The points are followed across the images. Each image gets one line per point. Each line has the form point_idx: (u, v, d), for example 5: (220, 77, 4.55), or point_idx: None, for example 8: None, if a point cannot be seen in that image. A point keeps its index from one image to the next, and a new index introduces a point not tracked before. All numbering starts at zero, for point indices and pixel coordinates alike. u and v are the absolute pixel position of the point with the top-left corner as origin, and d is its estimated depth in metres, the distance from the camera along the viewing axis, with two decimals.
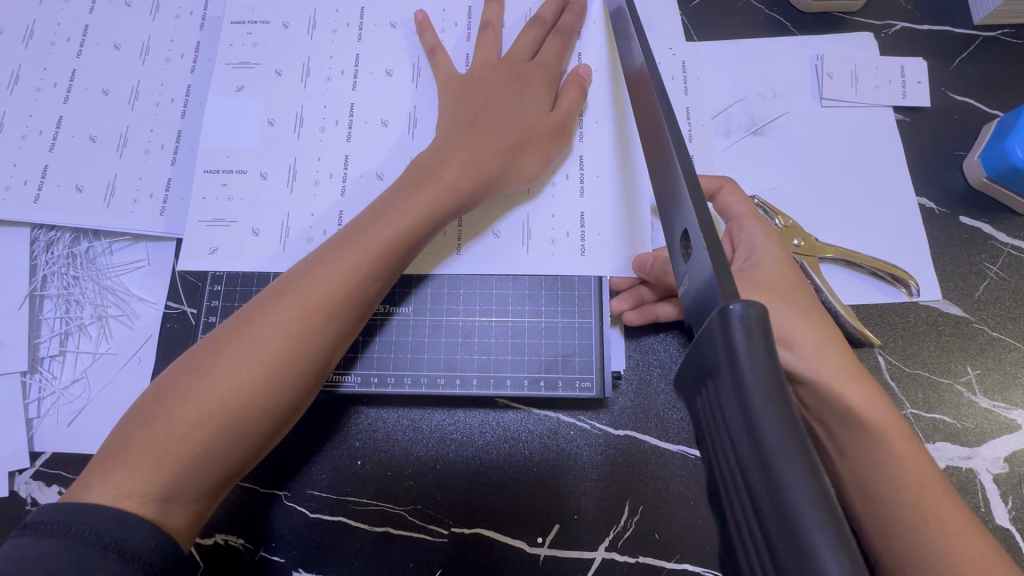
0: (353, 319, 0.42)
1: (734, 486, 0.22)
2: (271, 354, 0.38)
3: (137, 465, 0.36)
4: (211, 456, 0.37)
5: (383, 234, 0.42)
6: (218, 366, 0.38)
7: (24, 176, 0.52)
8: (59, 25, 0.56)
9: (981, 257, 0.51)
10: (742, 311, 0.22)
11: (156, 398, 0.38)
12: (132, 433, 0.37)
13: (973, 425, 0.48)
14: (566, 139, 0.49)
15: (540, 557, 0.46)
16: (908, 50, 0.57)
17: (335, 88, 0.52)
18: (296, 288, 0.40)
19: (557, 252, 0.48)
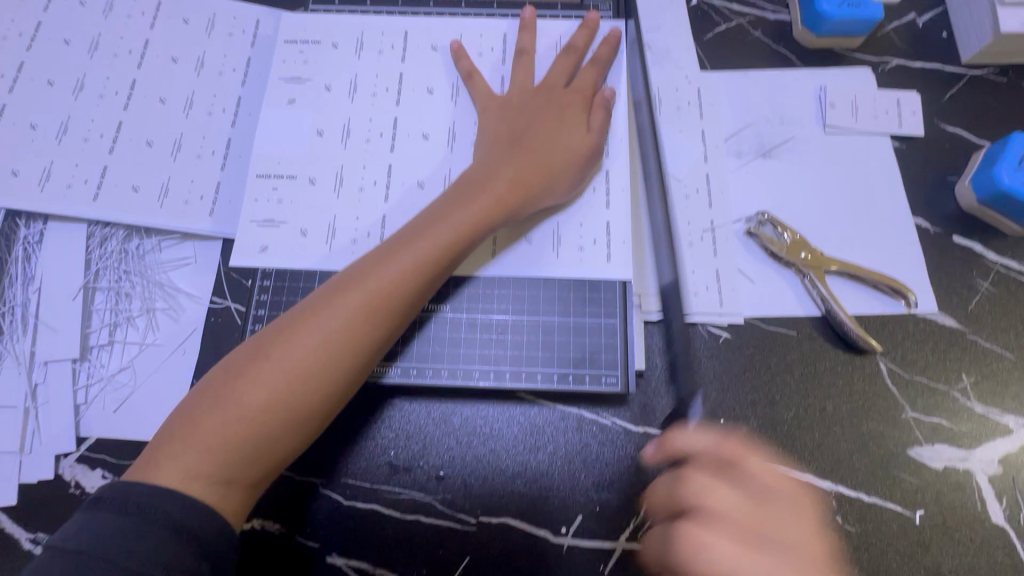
0: (405, 316, 0.45)
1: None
2: (332, 347, 0.41)
3: (200, 448, 0.38)
4: (273, 440, 0.40)
5: (435, 241, 0.46)
6: (278, 355, 0.41)
7: (84, 175, 0.55)
8: (121, 38, 0.60)
9: (973, 273, 0.56)
10: None
11: (219, 385, 0.40)
12: (196, 417, 0.39)
13: (969, 428, 0.51)
14: (598, 159, 0.53)
15: (564, 546, 0.49)
16: (902, 84, 0.62)
17: (380, 103, 0.56)
18: (354, 286, 0.43)
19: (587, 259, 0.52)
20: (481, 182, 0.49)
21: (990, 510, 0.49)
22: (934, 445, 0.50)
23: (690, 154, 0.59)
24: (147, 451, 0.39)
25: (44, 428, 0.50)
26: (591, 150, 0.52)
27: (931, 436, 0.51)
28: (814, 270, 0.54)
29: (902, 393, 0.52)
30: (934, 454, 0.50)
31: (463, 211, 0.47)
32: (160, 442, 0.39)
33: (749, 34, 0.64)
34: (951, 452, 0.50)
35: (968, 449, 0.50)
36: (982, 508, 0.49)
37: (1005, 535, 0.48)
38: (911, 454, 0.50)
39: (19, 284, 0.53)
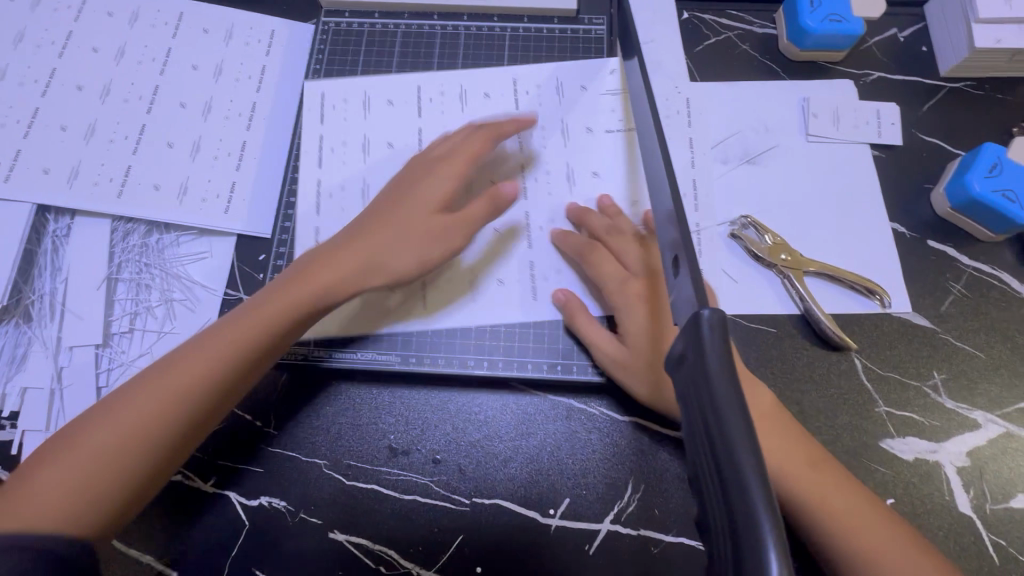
0: (322, 309, 0.51)
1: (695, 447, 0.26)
2: (244, 337, 0.47)
3: (118, 430, 0.43)
4: (164, 435, 0.43)
5: (351, 256, 0.51)
6: (202, 353, 0.46)
7: (109, 174, 0.59)
8: (145, 47, 0.64)
9: (946, 276, 0.58)
10: (708, 316, 0.28)
11: (156, 371, 0.45)
12: (132, 395, 0.44)
13: (939, 422, 0.54)
14: (561, 197, 0.58)
15: (551, 527, 0.52)
16: (882, 95, 0.66)
17: (392, 127, 0.62)
18: (289, 293, 0.49)
19: (571, 275, 0.58)
20: (409, 200, 0.54)
21: (957, 500, 0.51)
22: (905, 438, 0.53)
23: (679, 161, 0.62)
24: (85, 416, 0.44)
25: (68, 409, 0.54)
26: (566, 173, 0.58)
27: (903, 429, 0.53)
28: (793, 270, 0.57)
29: (876, 388, 0.55)
30: (905, 446, 0.53)
31: (381, 226, 0.53)
32: (95, 411, 0.44)
33: (736, 48, 0.68)
34: (922, 444, 0.53)
35: (937, 442, 0.53)
36: (949, 498, 0.51)
37: (971, 524, 0.51)
38: (883, 446, 0.53)
39: (47, 274, 0.57)
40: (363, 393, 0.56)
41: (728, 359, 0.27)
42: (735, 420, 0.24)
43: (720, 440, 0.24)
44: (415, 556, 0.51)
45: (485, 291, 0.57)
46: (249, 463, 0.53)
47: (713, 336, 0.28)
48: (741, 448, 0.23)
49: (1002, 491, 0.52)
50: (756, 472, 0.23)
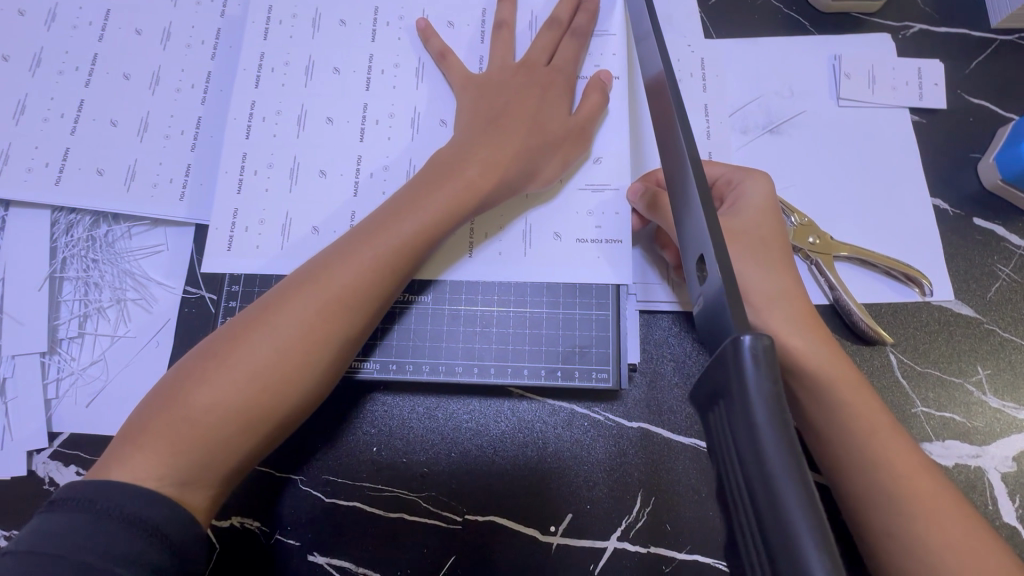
0: (383, 300, 0.42)
1: (739, 514, 0.21)
2: (306, 339, 0.39)
3: (156, 446, 0.36)
4: (222, 446, 0.37)
5: (400, 232, 0.43)
6: (237, 353, 0.38)
7: (45, 158, 0.52)
8: (81, 9, 0.56)
9: (994, 258, 0.52)
10: (752, 344, 0.21)
11: (177, 383, 0.38)
12: (156, 416, 0.37)
13: (983, 423, 0.48)
14: (585, 143, 0.49)
15: (553, 546, 0.47)
16: (924, 51, 0.58)
17: (347, 83, 0.52)
18: (322, 277, 0.41)
19: (568, 250, 0.48)
20: (452, 168, 0.45)
21: (1001, 509, 0.46)
22: (945, 441, 0.48)
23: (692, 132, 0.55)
24: (110, 447, 0.37)
25: (15, 424, 0.49)
26: (575, 127, 0.48)
27: (943, 432, 0.48)
28: (821, 256, 0.50)
29: (912, 386, 0.49)
30: (945, 451, 0.47)
31: (431, 197, 0.44)
32: (118, 438, 0.38)
33: None
34: (963, 448, 0.48)
35: (980, 445, 0.48)
36: (993, 508, 0.46)
37: (1017, 536, 0.46)
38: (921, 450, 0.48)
39: None
40: (345, 398, 0.50)
41: (783, 404, 0.20)
42: (796, 500, 0.18)
43: (773, 523, 0.18)
44: None
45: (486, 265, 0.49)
46: None
47: (759, 374, 0.21)
48: (801, 540, 0.18)
49: None
50: None
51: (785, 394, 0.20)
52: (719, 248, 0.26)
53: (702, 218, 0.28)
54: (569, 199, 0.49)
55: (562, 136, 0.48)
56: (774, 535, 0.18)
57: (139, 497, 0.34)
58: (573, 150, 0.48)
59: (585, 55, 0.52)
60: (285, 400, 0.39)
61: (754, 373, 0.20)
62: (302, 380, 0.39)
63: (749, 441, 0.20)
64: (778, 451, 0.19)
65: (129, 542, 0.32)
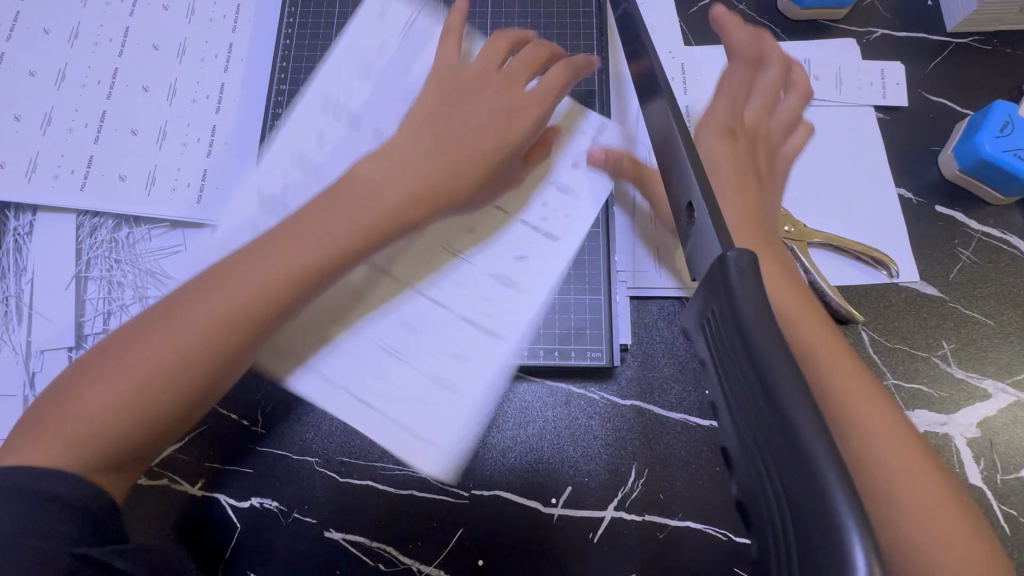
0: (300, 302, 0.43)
1: (739, 423, 0.23)
2: (211, 339, 0.40)
3: (48, 434, 0.38)
4: (123, 437, 0.39)
5: (308, 241, 0.43)
6: (138, 347, 0.40)
7: (70, 166, 0.55)
8: (101, 27, 0.59)
9: (955, 242, 0.56)
10: (736, 257, 0.25)
11: (86, 372, 0.40)
12: (100, 370, 0.40)
13: (949, 394, 0.52)
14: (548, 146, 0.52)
15: (554, 516, 0.50)
16: (887, 54, 0.62)
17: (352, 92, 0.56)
18: (272, 250, 0.43)
19: (558, 252, 0.50)
20: (376, 183, 0.45)
21: (968, 471, 0.50)
22: (914, 411, 0.52)
23: None
24: (26, 425, 0.40)
25: None
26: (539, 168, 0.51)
27: (912, 402, 0.52)
28: (797, 242, 0.54)
29: (884, 360, 0.53)
30: (915, 420, 0.51)
31: (345, 207, 0.44)
32: (63, 392, 0.40)
33: (732, 8, 0.64)
34: (931, 417, 0.51)
35: (947, 414, 0.52)
36: (961, 470, 0.50)
37: (983, 495, 0.50)
38: None
39: (12, 274, 0.54)
40: None
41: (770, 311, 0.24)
42: (803, 415, 0.20)
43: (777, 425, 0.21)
44: (414, 552, 0.50)
45: None
46: (236, 464, 0.51)
47: (747, 283, 0.25)
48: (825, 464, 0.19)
49: (1014, 460, 0.50)
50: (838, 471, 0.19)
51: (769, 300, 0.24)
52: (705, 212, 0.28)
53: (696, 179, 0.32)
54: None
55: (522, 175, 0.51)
56: (784, 449, 0.20)
57: (48, 476, 0.37)
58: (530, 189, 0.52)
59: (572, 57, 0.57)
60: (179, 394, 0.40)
61: (743, 282, 0.24)
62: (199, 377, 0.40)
63: (755, 366, 0.22)
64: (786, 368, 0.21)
65: (67, 520, 0.36)
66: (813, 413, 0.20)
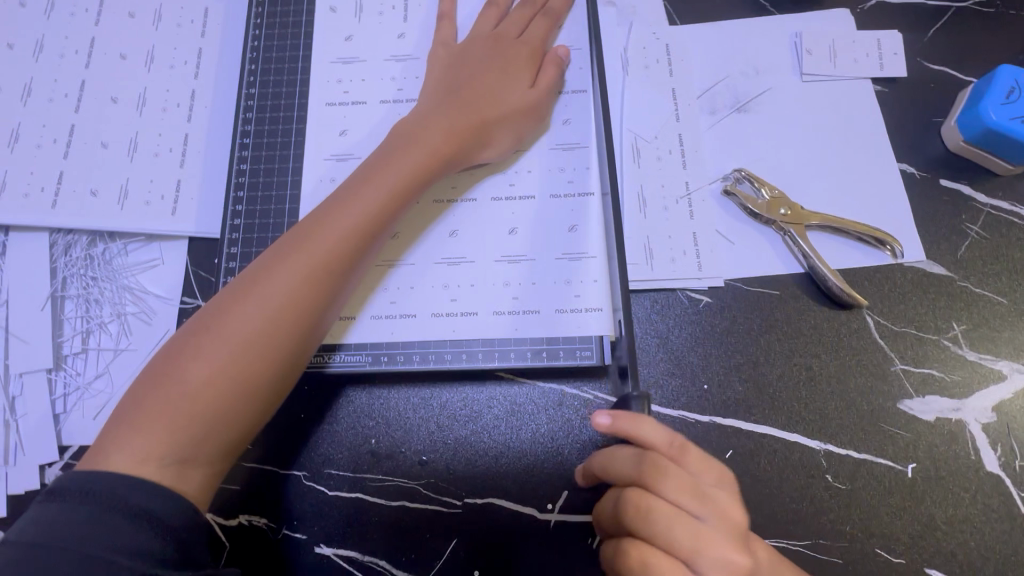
0: (331, 298, 0.43)
1: None
2: (259, 346, 0.40)
3: (150, 431, 0.37)
4: (225, 427, 0.39)
5: (327, 244, 0.43)
6: (179, 378, 0.39)
7: (41, 183, 0.54)
8: (67, 38, 0.58)
9: (962, 217, 0.53)
10: None
11: (124, 414, 0.38)
12: (194, 348, 0.40)
13: (961, 377, 0.50)
14: (542, 115, 0.53)
15: (550, 523, 0.48)
16: (883, 23, 0.59)
17: (329, 87, 0.56)
18: (343, 210, 0.44)
19: (546, 182, 0.53)
20: (373, 178, 0.46)
21: (984, 458, 0.48)
22: (925, 397, 0.49)
23: (661, 116, 0.57)
24: (97, 442, 0.38)
25: (26, 441, 0.50)
26: (531, 102, 0.52)
27: (922, 388, 0.49)
28: (793, 226, 0.52)
29: (890, 345, 0.50)
30: (926, 407, 0.49)
31: (360, 204, 0.45)
32: (151, 378, 0.39)
33: None
34: (943, 403, 0.49)
35: (959, 399, 0.49)
36: (976, 458, 0.48)
37: (1000, 483, 0.47)
38: (902, 408, 0.49)
39: None
40: (342, 396, 0.52)
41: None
42: None
43: None
44: (408, 565, 0.48)
45: (466, 253, 0.51)
46: (222, 483, 0.50)
47: None
48: None
49: None
50: None
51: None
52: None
53: None
54: (545, 195, 0.52)
55: (516, 112, 0.51)
56: None
57: (149, 485, 0.36)
58: (527, 124, 0.52)
59: (555, 29, 0.57)
60: (250, 399, 0.40)
61: None
62: (268, 377, 0.40)
63: None
64: None
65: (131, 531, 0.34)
66: None
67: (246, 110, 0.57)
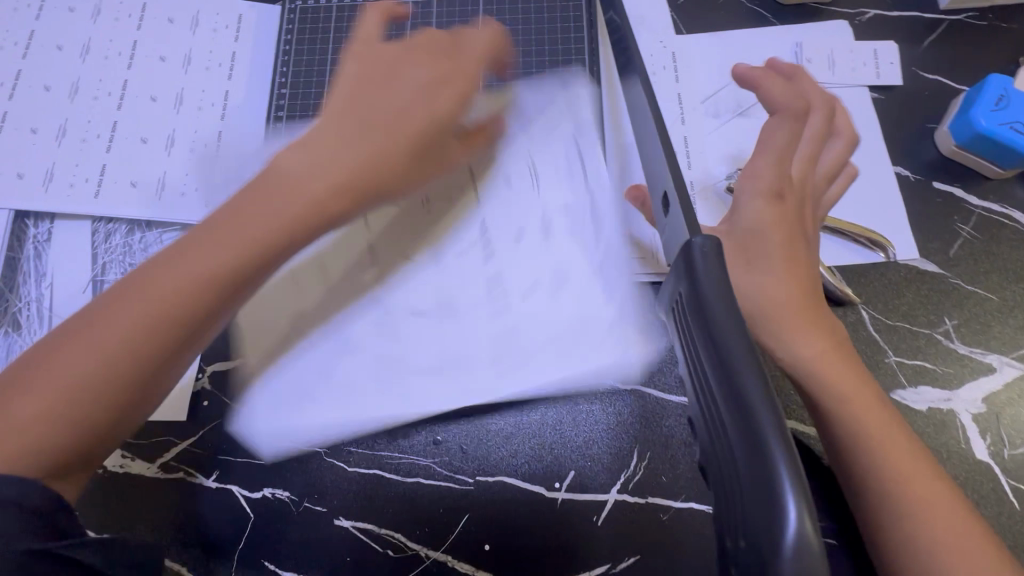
0: (198, 324, 0.43)
1: (704, 391, 0.27)
2: (115, 356, 0.40)
3: (9, 422, 0.38)
4: (77, 430, 0.40)
5: (176, 271, 0.42)
6: (47, 371, 0.40)
7: (85, 174, 0.58)
8: (112, 41, 0.62)
9: (954, 218, 0.56)
10: (700, 244, 0.29)
11: (1, 392, 0.40)
12: (62, 347, 0.40)
13: (952, 370, 0.52)
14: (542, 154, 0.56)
15: (558, 500, 0.51)
16: (880, 34, 0.62)
17: None
18: (226, 229, 0.44)
19: (554, 198, 0.60)
20: (264, 202, 0.45)
21: (974, 447, 0.50)
22: (918, 388, 0.51)
23: (667, 120, 0.60)
24: None
25: None
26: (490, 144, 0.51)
27: (915, 379, 0.52)
28: None
29: (884, 338, 0.53)
30: (919, 397, 0.51)
31: (237, 227, 0.44)
32: (37, 354, 0.41)
33: None
34: (935, 393, 0.51)
35: (951, 390, 0.51)
36: (967, 446, 0.50)
37: (990, 470, 0.49)
38: (896, 398, 0.51)
39: (32, 281, 0.56)
40: (363, 378, 0.55)
41: (731, 300, 0.26)
42: (755, 388, 0.23)
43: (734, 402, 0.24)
44: (423, 538, 0.51)
45: None
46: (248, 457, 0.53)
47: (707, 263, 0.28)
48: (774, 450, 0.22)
49: (1021, 436, 0.50)
50: (777, 433, 0.22)
51: (730, 290, 0.27)
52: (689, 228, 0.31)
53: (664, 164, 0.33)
54: None
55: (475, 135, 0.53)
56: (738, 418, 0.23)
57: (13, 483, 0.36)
58: None
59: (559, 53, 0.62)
60: (109, 409, 0.40)
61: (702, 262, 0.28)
62: (130, 389, 0.41)
63: (715, 349, 0.25)
64: (745, 356, 0.24)
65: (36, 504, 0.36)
66: (758, 375, 0.23)
67: (278, 109, 0.61)
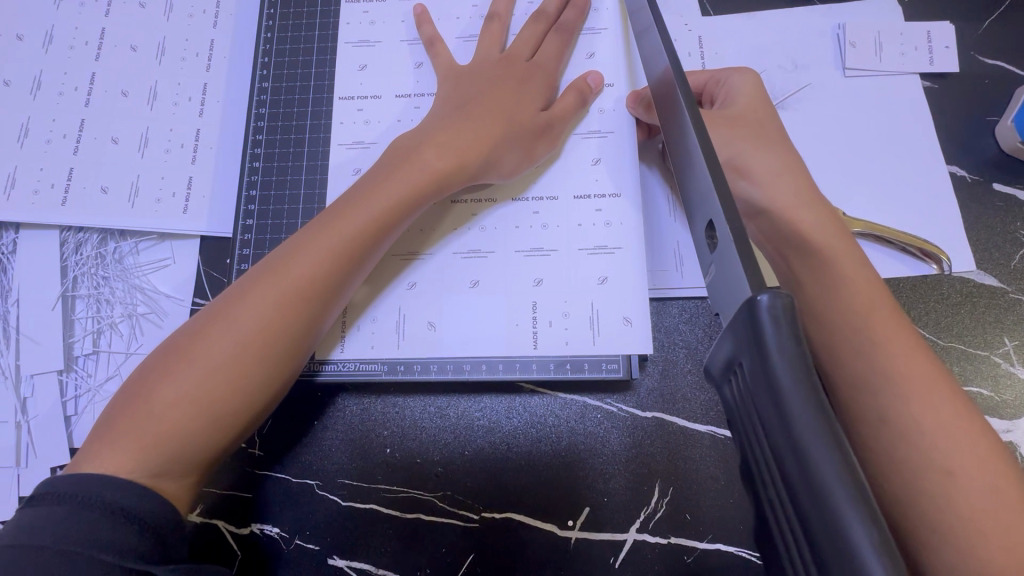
0: (306, 323, 0.40)
1: (772, 498, 0.20)
2: (226, 365, 0.37)
3: (120, 443, 0.35)
4: (194, 444, 0.36)
5: (293, 272, 0.40)
6: (154, 393, 0.36)
7: (51, 179, 0.53)
8: (77, 29, 0.56)
9: (1017, 224, 0.50)
10: (770, 302, 0.20)
11: (108, 420, 0.36)
12: (166, 368, 0.37)
13: (1012, 397, 0.46)
14: (553, 140, 0.50)
15: (572, 540, 0.46)
16: (934, 13, 0.55)
17: (353, 68, 0.55)
18: (321, 233, 0.42)
19: (573, 181, 0.51)
20: (348, 209, 0.43)
21: None
22: None
23: None
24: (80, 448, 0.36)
25: (37, 442, 0.49)
26: (543, 123, 0.49)
27: None
28: None
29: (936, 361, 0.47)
30: None
31: (330, 232, 0.42)
32: (125, 398, 0.37)
33: None
34: (992, 424, 0.46)
35: (1011, 420, 0.46)
36: None
37: None
38: None
39: None
40: (360, 403, 0.50)
41: (813, 373, 0.19)
42: (859, 524, 0.17)
43: (828, 539, 0.17)
44: None
45: (491, 254, 0.50)
46: (234, 490, 0.49)
47: (778, 331, 0.20)
48: None
49: None
50: None
51: (810, 356, 0.20)
52: (738, 238, 0.23)
53: (706, 175, 0.26)
54: (570, 192, 0.50)
55: (530, 132, 0.48)
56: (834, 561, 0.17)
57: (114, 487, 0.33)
58: (538, 145, 0.49)
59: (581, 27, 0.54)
60: (222, 421, 0.37)
61: (773, 331, 0.20)
62: (237, 397, 0.37)
63: (796, 459, 0.19)
64: (843, 476, 0.17)
65: (112, 532, 0.32)
66: (863, 509, 0.17)
67: (260, 105, 0.56)
